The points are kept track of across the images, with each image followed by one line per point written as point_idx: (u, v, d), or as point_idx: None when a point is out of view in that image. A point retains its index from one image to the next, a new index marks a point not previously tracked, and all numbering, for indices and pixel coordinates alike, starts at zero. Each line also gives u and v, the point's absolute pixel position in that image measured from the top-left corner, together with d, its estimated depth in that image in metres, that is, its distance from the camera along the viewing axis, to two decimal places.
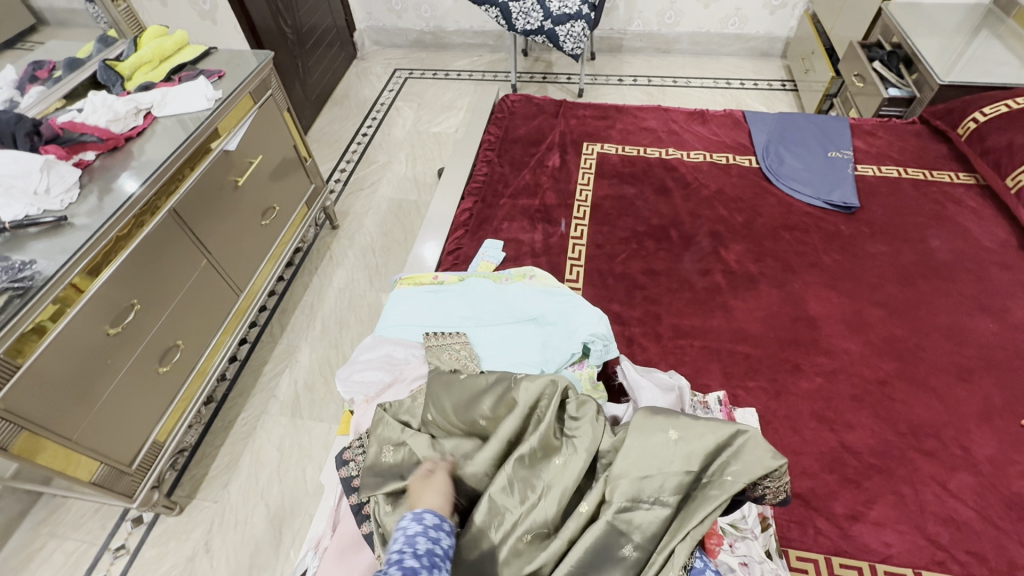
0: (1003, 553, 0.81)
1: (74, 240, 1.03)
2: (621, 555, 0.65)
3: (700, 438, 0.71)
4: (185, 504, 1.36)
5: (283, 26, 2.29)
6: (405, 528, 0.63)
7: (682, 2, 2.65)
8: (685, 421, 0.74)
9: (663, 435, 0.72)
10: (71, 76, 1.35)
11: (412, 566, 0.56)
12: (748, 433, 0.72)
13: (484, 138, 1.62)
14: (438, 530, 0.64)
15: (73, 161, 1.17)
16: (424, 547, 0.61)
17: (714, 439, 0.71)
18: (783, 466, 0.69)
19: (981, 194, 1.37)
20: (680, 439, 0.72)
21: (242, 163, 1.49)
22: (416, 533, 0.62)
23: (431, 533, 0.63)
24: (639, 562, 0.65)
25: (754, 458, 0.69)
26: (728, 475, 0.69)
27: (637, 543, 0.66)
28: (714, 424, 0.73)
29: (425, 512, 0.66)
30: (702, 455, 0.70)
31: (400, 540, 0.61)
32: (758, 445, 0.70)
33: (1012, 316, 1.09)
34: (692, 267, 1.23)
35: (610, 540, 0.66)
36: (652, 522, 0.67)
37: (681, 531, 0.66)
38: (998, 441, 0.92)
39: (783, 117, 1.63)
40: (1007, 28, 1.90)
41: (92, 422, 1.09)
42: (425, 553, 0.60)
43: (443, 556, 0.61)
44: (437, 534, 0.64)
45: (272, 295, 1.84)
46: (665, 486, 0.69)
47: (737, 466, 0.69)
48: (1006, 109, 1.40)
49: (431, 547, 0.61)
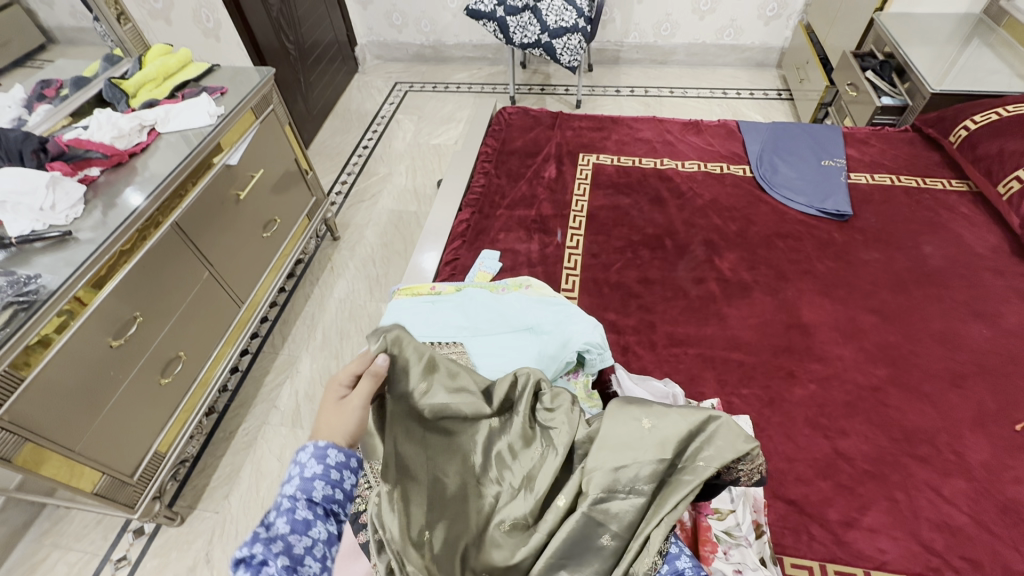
0: (997, 558, 0.81)
1: (78, 254, 1.05)
2: (599, 545, 0.64)
3: (673, 425, 0.70)
4: (186, 514, 1.37)
5: (285, 42, 2.34)
6: (303, 467, 0.62)
7: (678, 14, 2.69)
8: (657, 410, 0.73)
9: (636, 423, 0.71)
10: (78, 95, 1.39)
11: (302, 519, 0.58)
12: (720, 418, 0.71)
13: (481, 150, 1.65)
14: (342, 468, 0.64)
15: (79, 177, 1.20)
16: (321, 492, 0.61)
17: (686, 425, 0.70)
18: (756, 448, 0.68)
19: (974, 200, 1.38)
20: (652, 427, 0.71)
21: (244, 177, 1.52)
22: (314, 476, 0.61)
23: (332, 474, 0.63)
24: (616, 552, 0.64)
25: (726, 442, 0.69)
26: (701, 460, 0.68)
27: (614, 533, 0.64)
28: (686, 411, 0.72)
29: (330, 449, 0.64)
30: (676, 442, 0.69)
31: (294, 485, 0.60)
32: (730, 429, 0.70)
33: (1005, 321, 1.10)
34: (686, 276, 1.24)
35: (587, 531, 0.64)
36: (629, 512, 0.65)
37: (657, 517, 0.65)
38: (992, 447, 0.93)
39: (777, 127, 1.65)
40: (998, 36, 1.92)
41: (95, 433, 1.11)
42: (320, 500, 0.60)
43: (341, 497, 0.63)
44: (340, 474, 0.63)
45: (274, 306, 1.86)
46: (639, 475, 0.67)
47: (711, 451, 0.68)
48: (997, 117, 1.41)
49: (328, 494, 0.61)
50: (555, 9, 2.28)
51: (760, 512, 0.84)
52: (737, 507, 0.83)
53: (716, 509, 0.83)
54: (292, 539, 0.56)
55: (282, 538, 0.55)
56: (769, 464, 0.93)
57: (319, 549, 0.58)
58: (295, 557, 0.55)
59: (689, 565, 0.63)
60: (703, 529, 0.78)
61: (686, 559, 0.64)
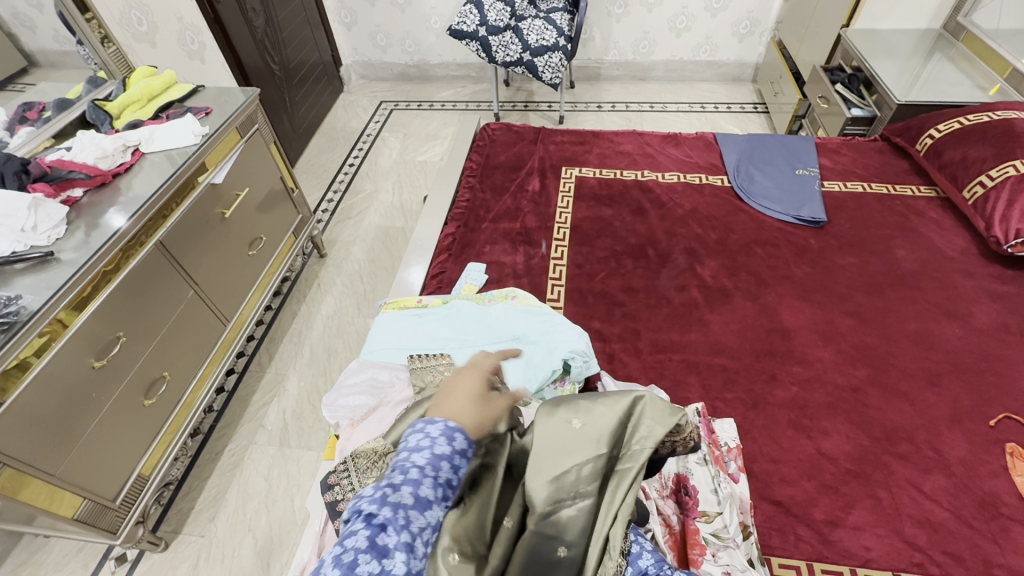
0: (978, 552, 0.83)
1: (59, 276, 1.05)
2: (556, 560, 0.61)
3: (602, 418, 0.71)
4: (170, 539, 1.34)
5: (270, 63, 2.37)
6: (434, 442, 0.57)
7: (656, 32, 2.77)
8: (584, 405, 0.73)
9: (565, 425, 0.70)
10: (60, 117, 1.39)
11: (425, 496, 0.53)
12: (644, 397, 0.75)
13: (466, 165, 1.67)
14: (463, 457, 0.59)
15: (62, 198, 1.20)
16: (446, 474, 0.56)
17: (615, 416, 0.71)
18: (684, 417, 0.74)
19: (942, 205, 1.43)
20: (584, 424, 0.70)
21: (229, 196, 1.53)
22: (442, 456, 0.56)
23: (456, 459, 0.58)
24: (577, 563, 0.62)
25: (655, 419, 0.73)
26: (637, 444, 0.71)
27: (569, 542, 0.62)
28: (612, 400, 0.74)
29: (458, 433, 0.60)
30: (610, 434, 0.70)
31: (425, 458, 0.56)
32: (656, 404, 0.74)
33: (976, 320, 1.14)
34: (669, 284, 1.27)
35: (543, 548, 0.61)
36: (579, 519, 0.63)
37: (611, 512, 0.66)
38: (969, 443, 0.95)
39: (752, 138, 1.70)
40: (957, 50, 2.01)
41: (76, 458, 1.09)
42: (444, 482, 0.55)
43: (458, 485, 0.57)
44: (461, 461, 0.58)
45: (260, 325, 1.85)
46: (581, 476, 0.66)
47: (644, 432, 0.72)
48: (960, 125, 1.47)
49: (450, 479, 0.56)
50: (536, 30, 2.35)
51: (747, 513, 0.86)
52: (724, 509, 0.83)
53: (703, 512, 0.84)
54: (412, 514, 0.51)
55: (405, 508, 0.51)
56: (756, 465, 0.95)
57: (429, 534, 0.52)
58: (414, 534, 0.50)
59: (651, 562, 0.64)
60: (691, 531, 0.81)
61: (648, 556, 0.64)
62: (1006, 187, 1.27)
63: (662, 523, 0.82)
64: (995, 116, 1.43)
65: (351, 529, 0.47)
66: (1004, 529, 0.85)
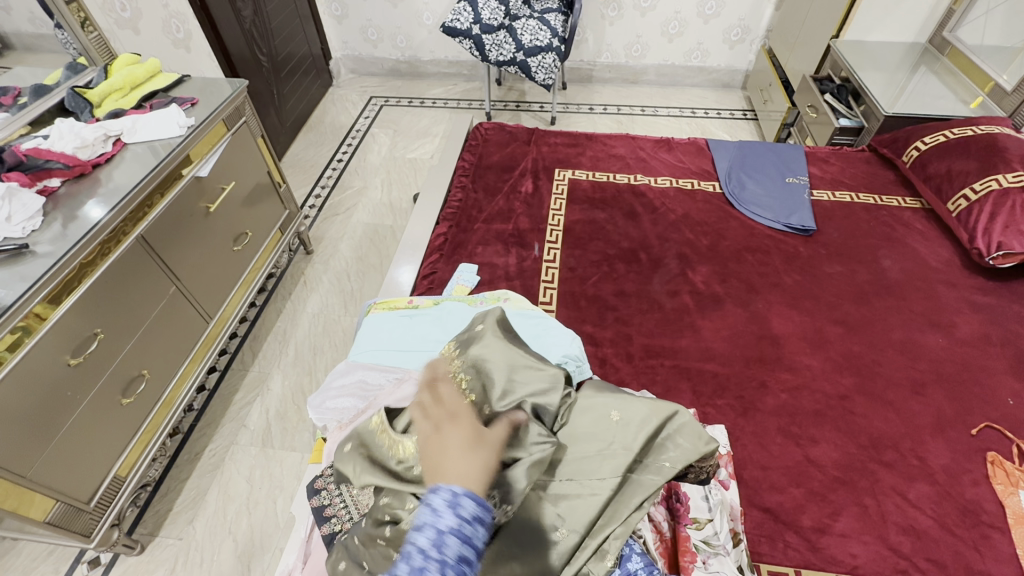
0: (961, 559, 0.84)
1: (35, 269, 1.00)
2: (554, 538, 0.63)
3: (643, 423, 0.73)
4: (146, 542, 1.30)
5: (258, 54, 2.32)
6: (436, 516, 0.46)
7: (648, 37, 2.79)
8: (626, 402, 0.76)
9: (604, 412, 0.74)
10: (37, 103, 1.33)
11: None
12: (686, 415, 0.75)
13: (458, 165, 1.65)
14: (472, 526, 0.46)
15: (37, 188, 1.15)
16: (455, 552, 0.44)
17: (653, 420, 0.73)
18: (714, 450, 0.74)
19: (926, 217, 1.46)
20: (622, 418, 0.74)
21: (214, 190, 1.48)
22: (448, 532, 0.45)
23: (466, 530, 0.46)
24: (572, 549, 0.63)
25: (690, 442, 0.73)
26: (666, 461, 0.72)
27: (571, 527, 0.64)
28: (653, 408, 0.75)
29: (464, 496, 0.48)
30: (646, 435, 0.72)
31: (426, 537, 0.44)
32: (692, 430, 0.74)
33: (958, 330, 1.16)
34: (661, 289, 1.27)
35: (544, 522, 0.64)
36: (589, 512, 0.65)
37: (620, 515, 0.67)
38: (952, 451, 0.97)
39: (743, 145, 1.72)
40: (942, 64, 2.05)
41: (46, 460, 1.04)
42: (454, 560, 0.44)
43: (475, 561, 0.45)
44: (474, 530, 0.46)
45: (243, 322, 1.81)
46: (604, 470, 0.69)
47: (674, 452, 0.72)
48: (945, 138, 1.50)
49: (462, 554, 0.44)
50: (530, 30, 2.33)
51: (737, 520, 0.86)
52: (715, 516, 0.83)
53: (694, 518, 0.83)
54: None
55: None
56: (745, 472, 0.95)
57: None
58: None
59: (641, 565, 0.65)
60: (683, 539, 0.80)
61: (637, 559, 0.65)
62: (989, 200, 1.29)
63: (653, 530, 0.79)
64: (979, 130, 1.46)
65: None
66: (984, 537, 0.87)
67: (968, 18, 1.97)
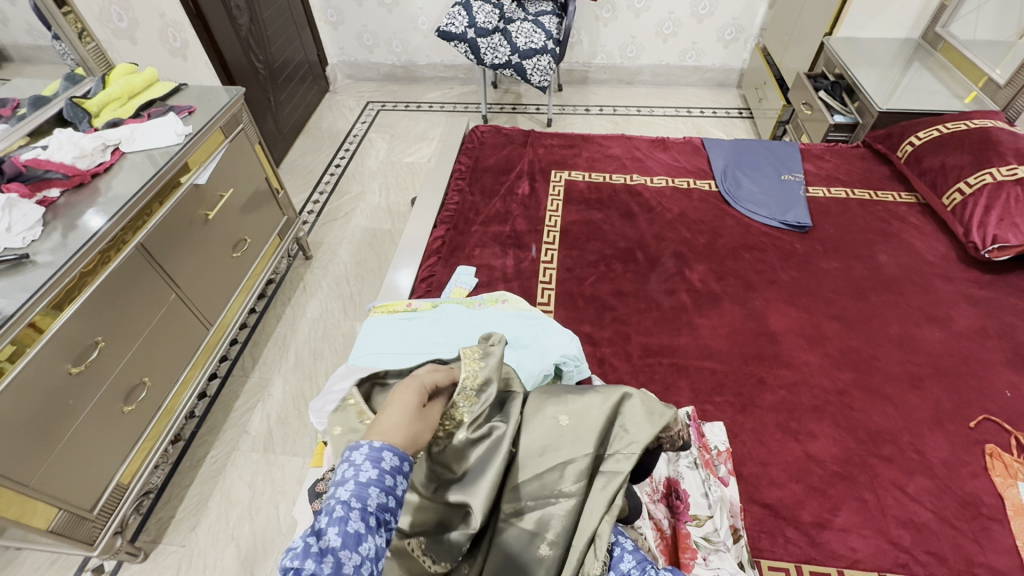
0: (961, 552, 0.85)
1: (35, 279, 1.01)
2: (538, 556, 0.66)
3: (589, 416, 0.74)
4: (150, 549, 1.30)
5: (254, 61, 2.33)
6: (358, 470, 0.54)
7: (643, 37, 2.80)
8: (570, 403, 0.76)
9: (552, 421, 0.74)
10: (36, 114, 1.34)
11: (354, 532, 0.49)
12: (633, 395, 0.76)
13: (455, 168, 1.66)
14: (397, 474, 0.56)
15: (37, 199, 1.16)
16: (375, 501, 0.53)
17: (604, 412, 0.74)
18: (672, 417, 0.76)
19: (922, 211, 1.46)
20: (570, 422, 0.74)
21: (213, 198, 1.49)
22: (370, 482, 0.53)
23: (387, 481, 0.55)
24: (558, 561, 0.66)
25: (640, 420, 0.74)
26: (625, 446, 0.72)
27: (551, 541, 0.66)
28: (598, 401, 0.75)
29: (386, 451, 0.57)
30: (598, 432, 0.73)
31: (350, 490, 0.52)
32: (639, 408, 0.75)
33: (955, 324, 1.17)
34: (659, 287, 1.27)
35: (523, 544, 0.66)
36: (564, 520, 0.67)
37: (597, 513, 0.68)
38: (950, 444, 0.97)
39: (739, 142, 1.73)
40: (936, 59, 2.05)
41: (49, 469, 1.04)
42: (375, 509, 0.52)
43: (395, 506, 0.55)
44: (395, 481, 0.56)
45: (243, 328, 1.81)
46: (567, 476, 0.70)
47: (631, 435, 0.73)
48: (939, 133, 1.50)
49: (383, 502, 0.53)
50: (525, 33, 2.34)
51: (737, 517, 0.86)
52: (715, 513, 0.83)
53: (694, 515, 0.84)
54: (342, 555, 0.48)
55: (333, 553, 0.47)
56: (744, 469, 0.95)
57: (367, 568, 0.49)
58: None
59: (632, 564, 0.65)
60: (683, 536, 0.81)
61: (629, 559, 0.66)
62: (983, 194, 1.30)
63: (654, 527, 0.81)
64: (972, 125, 1.47)
65: None
66: (984, 529, 0.87)
67: (961, 13, 1.98)
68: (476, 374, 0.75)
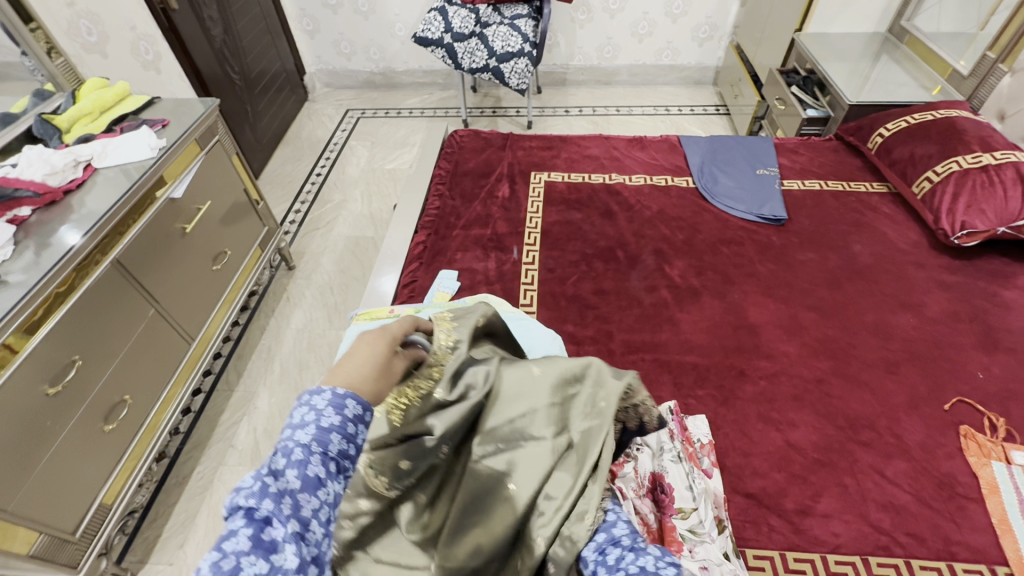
0: (939, 532, 0.87)
1: (5, 301, 0.99)
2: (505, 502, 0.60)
3: (562, 369, 0.71)
4: (136, 569, 1.28)
5: (230, 72, 2.31)
6: (321, 415, 0.56)
7: (619, 38, 2.83)
8: (544, 358, 0.73)
9: (525, 371, 0.70)
10: (5, 132, 1.31)
11: (313, 476, 0.52)
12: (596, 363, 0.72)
13: (435, 173, 1.67)
14: (358, 423, 0.58)
15: (8, 218, 1.14)
16: (336, 446, 0.55)
17: (575, 366, 0.72)
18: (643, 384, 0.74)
19: (893, 200, 1.50)
20: (543, 372, 0.70)
21: (190, 210, 1.48)
22: (331, 428, 0.56)
23: (349, 428, 0.57)
24: (526, 506, 0.60)
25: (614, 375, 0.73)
26: (601, 401, 0.70)
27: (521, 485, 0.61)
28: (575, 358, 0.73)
29: (348, 399, 0.59)
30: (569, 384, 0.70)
31: (310, 434, 0.55)
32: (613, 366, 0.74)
33: (928, 309, 1.19)
34: (639, 284, 1.29)
35: (489, 489, 0.61)
36: (537, 469, 0.63)
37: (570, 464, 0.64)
38: (926, 427, 0.99)
39: (714, 139, 1.75)
40: (902, 52, 2.11)
41: (28, 493, 1.02)
42: (335, 455, 0.55)
43: (355, 454, 0.57)
44: (355, 428, 0.58)
45: (227, 341, 1.80)
46: (536, 421, 0.66)
47: (603, 391, 0.71)
48: (906, 124, 1.54)
49: (343, 449, 0.56)
50: (501, 36, 2.35)
51: (721, 508, 0.88)
52: (699, 505, 0.85)
53: (680, 508, 0.85)
54: (301, 497, 0.50)
55: (291, 494, 0.50)
56: (728, 460, 0.97)
57: (325, 513, 0.52)
58: (302, 519, 0.49)
59: (626, 531, 0.60)
60: (668, 529, 0.81)
61: (623, 526, 0.61)
62: (951, 181, 1.33)
63: (640, 522, 0.79)
64: (938, 115, 1.51)
65: (231, 528, 0.46)
66: (960, 508, 0.89)
67: (924, 7, 2.03)
68: (448, 335, 0.73)
